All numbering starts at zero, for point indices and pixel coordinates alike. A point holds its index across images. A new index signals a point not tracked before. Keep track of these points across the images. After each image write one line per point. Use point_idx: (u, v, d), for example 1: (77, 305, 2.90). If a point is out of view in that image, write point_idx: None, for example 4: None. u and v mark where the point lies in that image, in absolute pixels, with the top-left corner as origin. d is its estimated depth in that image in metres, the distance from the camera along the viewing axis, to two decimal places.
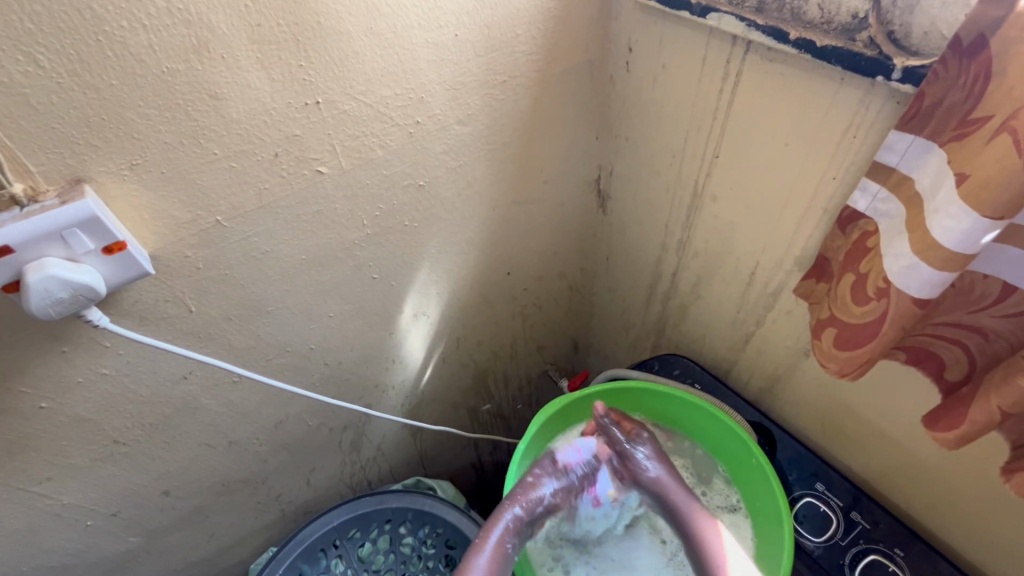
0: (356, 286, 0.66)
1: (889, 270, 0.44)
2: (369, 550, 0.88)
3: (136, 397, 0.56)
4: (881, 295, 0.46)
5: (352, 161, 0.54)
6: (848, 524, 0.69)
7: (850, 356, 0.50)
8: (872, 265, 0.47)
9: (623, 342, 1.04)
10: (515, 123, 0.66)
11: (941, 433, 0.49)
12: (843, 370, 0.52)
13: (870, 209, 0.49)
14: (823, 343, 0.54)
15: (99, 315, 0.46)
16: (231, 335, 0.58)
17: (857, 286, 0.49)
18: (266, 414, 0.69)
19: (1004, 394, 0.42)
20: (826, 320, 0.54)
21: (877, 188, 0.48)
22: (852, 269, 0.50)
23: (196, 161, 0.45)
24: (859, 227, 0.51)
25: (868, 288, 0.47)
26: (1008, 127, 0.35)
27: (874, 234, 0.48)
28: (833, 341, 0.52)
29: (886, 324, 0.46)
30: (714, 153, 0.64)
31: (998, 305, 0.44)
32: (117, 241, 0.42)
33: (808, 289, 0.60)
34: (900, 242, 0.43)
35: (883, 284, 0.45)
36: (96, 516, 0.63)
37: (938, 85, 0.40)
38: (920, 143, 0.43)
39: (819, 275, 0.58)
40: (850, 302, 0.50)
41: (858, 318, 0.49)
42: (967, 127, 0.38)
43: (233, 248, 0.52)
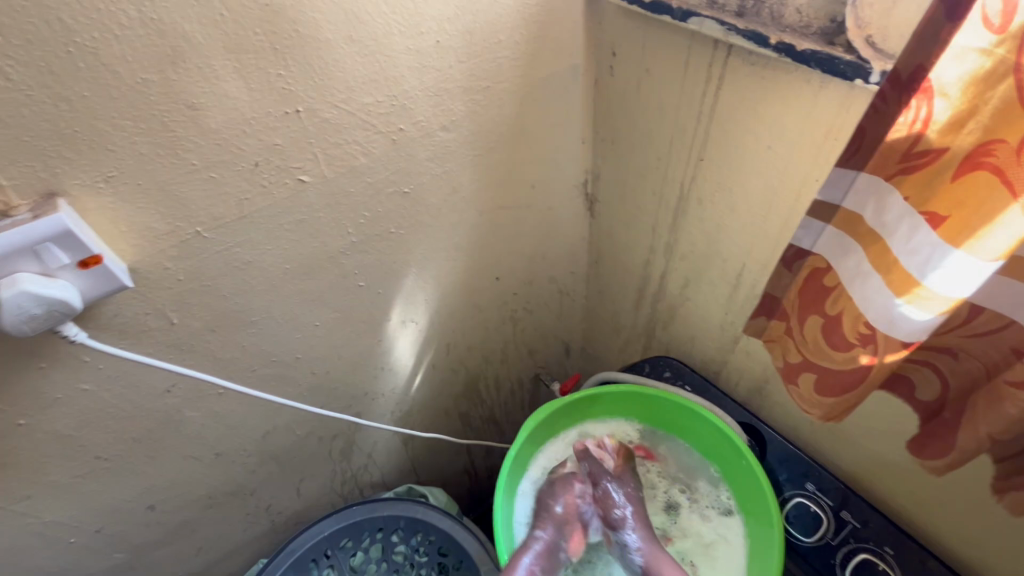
0: (343, 294, 0.65)
1: (872, 318, 0.46)
2: (361, 559, 0.88)
3: (118, 412, 0.55)
4: (866, 342, 0.47)
5: (335, 169, 0.53)
6: (838, 524, 0.69)
7: (836, 401, 0.53)
8: (840, 311, 0.49)
9: (614, 344, 1.04)
10: (500, 128, 0.65)
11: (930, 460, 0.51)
12: (829, 414, 0.55)
13: (817, 246, 0.51)
14: (805, 388, 0.56)
15: (76, 330, 0.45)
16: (215, 346, 0.57)
17: (828, 330, 0.51)
18: (253, 425, 0.69)
19: (993, 420, 0.43)
20: (801, 364, 0.56)
21: (822, 227, 0.50)
22: (816, 312, 0.52)
23: (174, 172, 0.44)
24: (808, 263, 0.53)
25: (847, 333, 0.49)
26: (978, 162, 0.36)
27: (830, 273, 0.50)
28: (817, 385, 0.54)
29: (874, 368, 0.48)
30: (699, 156, 0.64)
31: (965, 327, 0.44)
32: (93, 254, 0.41)
33: (760, 326, 0.62)
34: (876, 286, 0.44)
35: (865, 330, 0.47)
36: (80, 533, 0.62)
37: (879, 119, 0.41)
38: (864, 177, 0.44)
39: (768, 314, 0.60)
40: (827, 348, 0.51)
41: (840, 365, 0.50)
42: (912, 161, 0.40)
43: (215, 258, 0.51)
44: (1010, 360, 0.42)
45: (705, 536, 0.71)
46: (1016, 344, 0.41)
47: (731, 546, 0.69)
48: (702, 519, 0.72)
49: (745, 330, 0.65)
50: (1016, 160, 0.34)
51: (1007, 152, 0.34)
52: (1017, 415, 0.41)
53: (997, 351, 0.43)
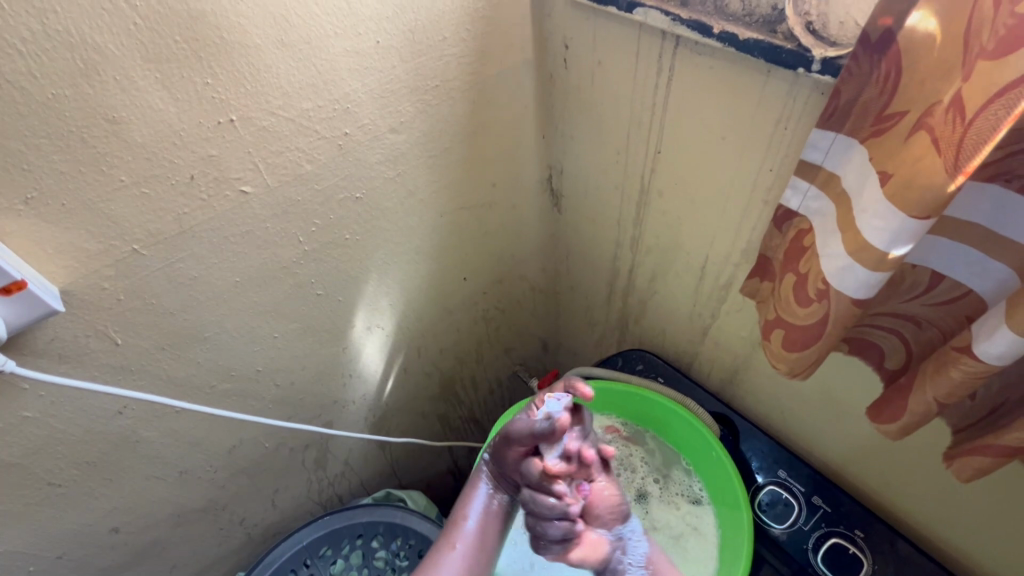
0: (300, 304, 0.64)
1: (826, 271, 0.43)
2: (342, 566, 0.86)
3: (68, 437, 0.53)
4: (821, 298, 0.44)
5: (279, 177, 0.52)
6: (810, 509, 0.69)
7: (800, 357, 0.49)
8: (811, 266, 0.45)
9: (589, 338, 1.03)
10: (454, 127, 0.64)
11: (882, 423, 0.50)
12: (794, 370, 0.51)
13: (803, 208, 0.48)
14: (771, 345, 0.52)
15: (5, 358, 0.43)
16: (168, 365, 0.56)
17: (797, 286, 0.47)
18: (217, 441, 0.67)
19: (939, 383, 0.42)
20: (771, 321, 0.52)
21: (807, 187, 0.46)
22: (791, 270, 0.48)
23: (101, 190, 0.42)
24: (794, 224, 0.49)
25: (809, 290, 0.46)
26: (923, 126, 0.35)
27: (810, 233, 0.47)
28: (781, 342, 0.50)
29: (828, 326, 0.44)
30: (656, 149, 0.63)
31: (927, 294, 0.44)
32: (15, 280, 0.40)
33: (754, 289, 0.58)
34: (834, 244, 0.42)
35: (822, 286, 0.44)
36: (40, 561, 0.60)
37: (852, 82, 0.39)
38: (842, 139, 0.42)
39: (761, 275, 0.56)
40: (793, 303, 0.48)
41: (801, 320, 0.47)
42: (884, 124, 0.38)
43: (157, 276, 0.50)
44: (965, 326, 0.43)
45: (676, 525, 0.70)
46: (972, 311, 0.42)
47: (702, 535, 0.69)
48: (673, 507, 0.72)
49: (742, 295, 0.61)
50: (948, 120, 0.33)
51: (942, 113, 0.33)
52: (960, 378, 0.40)
53: (955, 320, 0.43)
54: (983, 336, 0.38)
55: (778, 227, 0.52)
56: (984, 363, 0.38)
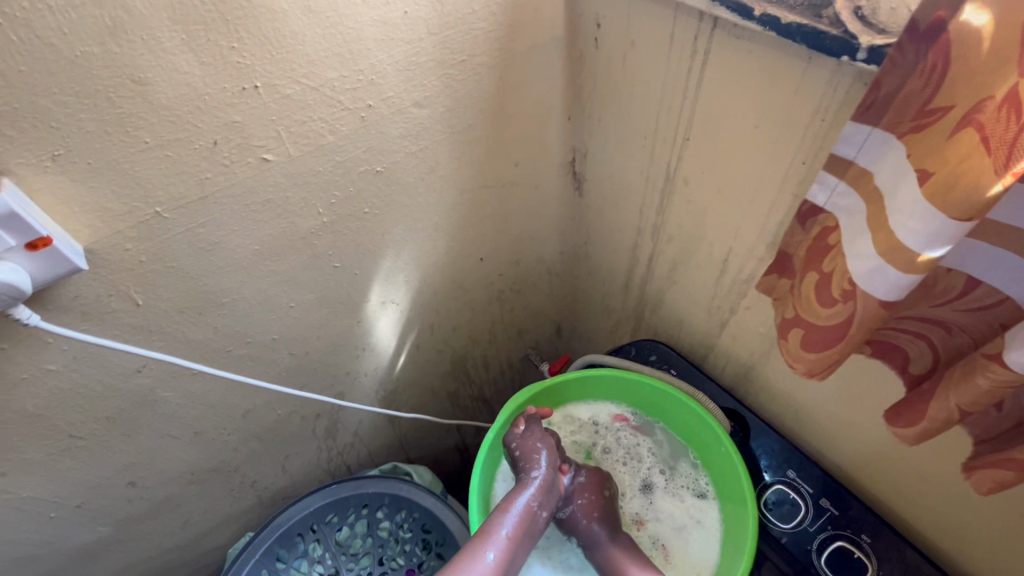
0: (317, 276, 0.64)
1: (852, 271, 0.41)
2: (347, 533, 0.90)
3: (89, 391, 0.54)
4: (847, 298, 0.42)
5: (301, 147, 0.52)
6: (817, 511, 0.69)
7: (820, 357, 0.47)
8: (836, 264, 0.44)
9: (603, 325, 1.03)
10: (479, 104, 0.63)
11: (902, 429, 0.48)
12: (812, 370, 0.49)
13: (829, 204, 0.45)
14: (788, 344, 0.51)
15: (29, 312, 0.44)
16: (186, 328, 0.57)
17: (820, 285, 0.46)
18: (232, 405, 0.69)
19: (964, 390, 0.41)
20: (788, 320, 0.50)
21: (835, 182, 0.44)
22: (814, 268, 0.47)
23: (125, 151, 0.42)
24: (818, 220, 0.47)
25: (833, 290, 0.44)
26: (970, 123, 0.33)
27: (835, 231, 0.45)
28: (800, 342, 0.49)
29: (853, 327, 0.43)
30: (685, 136, 0.61)
31: (961, 298, 0.42)
32: (41, 236, 0.40)
33: (771, 285, 0.56)
34: (862, 243, 0.40)
35: (848, 286, 0.42)
36: (60, 508, 0.63)
37: (894, 73, 0.36)
38: (878, 134, 0.39)
39: (779, 271, 0.54)
40: (815, 303, 0.46)
41: (823, 320, 0.45)
42: (926, 118, 0.36)
43: (179, 239, 0.50)
44: (998, 334, 0.41)
45: (680, 517, 0.70)
46: (1006, 319, 0.40)
47: (706, 529, 0.69)
48: (677, 499, 0.72)
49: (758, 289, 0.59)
50: (1001, 118, 0.31)
51: (993, 112, 0.32)
52: (987, 387, 0.39)
53: (987, 326, 0.42)
54: (1017, 342, 0.36)
55: (802, 221, 0.49)
56: (1015, 373, 0.37)
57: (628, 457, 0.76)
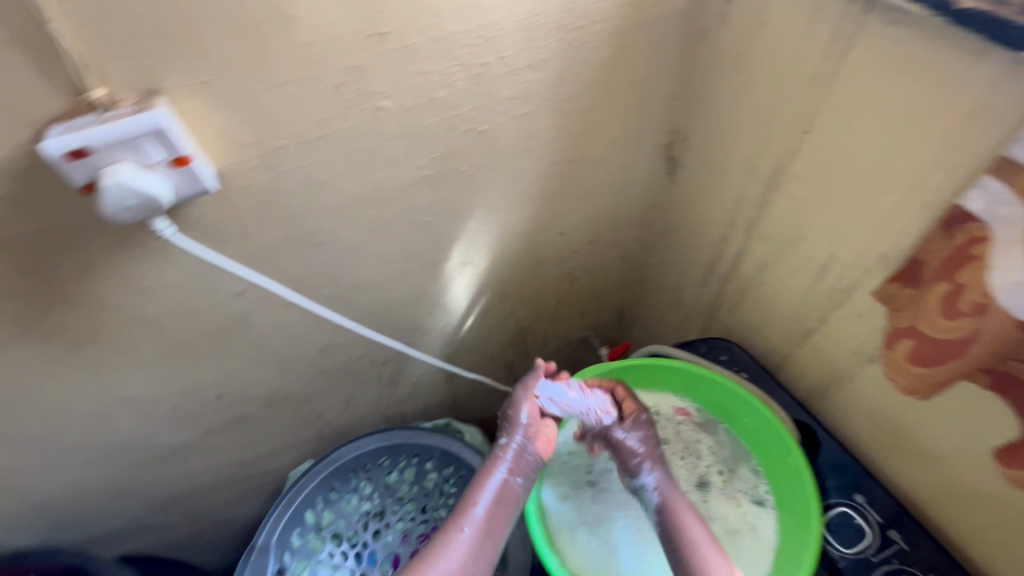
0: (407, 228, 0.66)
1: (993, 287, 0.43)
2: (396, 478, 0.95)
3: (196, 307, 0.59)
4: (979, 313, 0.44)
5: (415, 98, 0.53)
6: (882, 541, 0.65)
7: (928, 373, 0.51)
8: (970, 279, 0.45)
9: (672, 319, 1.00)
10: (588, 73, 0.61)
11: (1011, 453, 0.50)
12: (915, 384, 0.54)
13: (986, 213, 0.43)
14: (896, 354, 0.55)
15: (166, 223, 0.48)
16: (285, 261, 0.60)
17: (949, 298, 0.47)
18: (312, 339, 0.73)
19: None
20: (903, 330, 0.54)
21: (999, 189, 0.41)
22: (943, 281, 0.48)
23: (260, 84, 0.45)
24: (966, 229, 0.45)
25: (962, 304, 0.46)
26: None
27: (981, 243, 0.44)
28: (910, 354, 0.53)
29: (979, 345, 0.45)
30: (805, 127, 0.58)
31: None
32: (183, 155, 0.43)
33: (890, 292, 0.55)
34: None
35: (983, 301, 0.44)
36: (158, 408, 0.69)
37: None
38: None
39: (905, 280, 0.53)
40: (938, 316, 0.48)
41: (945, 334, 0.48)
42: None
43: (293, 175, 0.53)
44: None
45: (734, 520, 0.68)
46: None
47: (760, 537, 0.67)
48: (733, 501, 0.70)
49: (874, 295, 0.58)
50: None
51: None
52: None
53: None
54: None
55: (946, 230, 0.47)
56: None
57: (686, 451, 0.75)
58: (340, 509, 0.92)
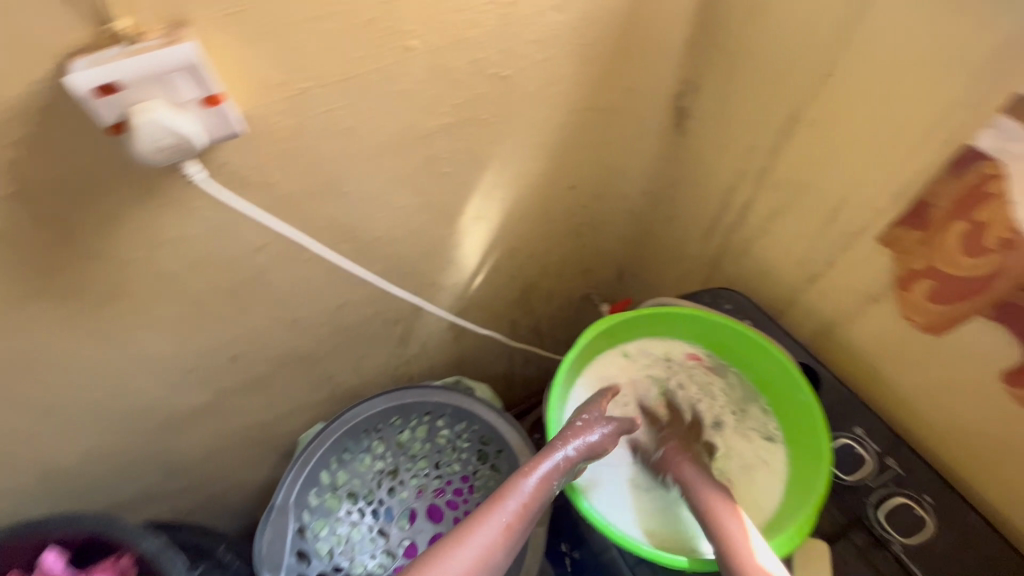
0: (427, 179, 0.65)
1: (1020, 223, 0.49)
2: (408, 436, 0.95)
3: (215, 262, 0.57)
4: (1005, 248, 0.51)
5: (445, 39, 0.51)
6: (881, 467, 0.70)
7: (941, 309, 0.60)
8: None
9: (674, 275, 1.02)
10: (613, 16, 0.61)
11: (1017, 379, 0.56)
12: (930, 324, 0.62)
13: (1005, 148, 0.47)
14: (912, 294, 0.62)
15: (197, 167, 0.47)
16: (308, 212, 0.58)
17: (970, 236, 0.54)
18: (328, 297, 0.71)
19: None
20: (920, 271, 0.60)
21: (1014, 127, 0.47)
22: (960, 219, 0.54)
23: (294, 17, 0.43)
24: (977, 168, 0.51)
25: (985, 241, 0.52)
26: None
27: (998, 180, 0.49)
28: (928, 291, 0.60)
29: (999, 278, 0.53)
30: (825, 71, 0.59)
31: None
32: (214, 93, 0.41)
33: (895, 236, 0.61)
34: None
35: (1008, 236, 0.50)
36: (173, 370, 0.67)
37: None
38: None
39: (913, 223, 0.58)
40: (959, 253, 0.55)
41: (969, 270, 0.55)
42: None
43: (320, 118, 0.51)
44: None
45: (750, 456, 0.73)
46: None
47: (773, 469, 0.71)
48: (747, 440, 0.74)
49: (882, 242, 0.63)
50: None
51: None
52: None
53: None
54: None
55: (960, 168, 0.52)
56: None
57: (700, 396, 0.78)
58: (354, 468, 0.92)
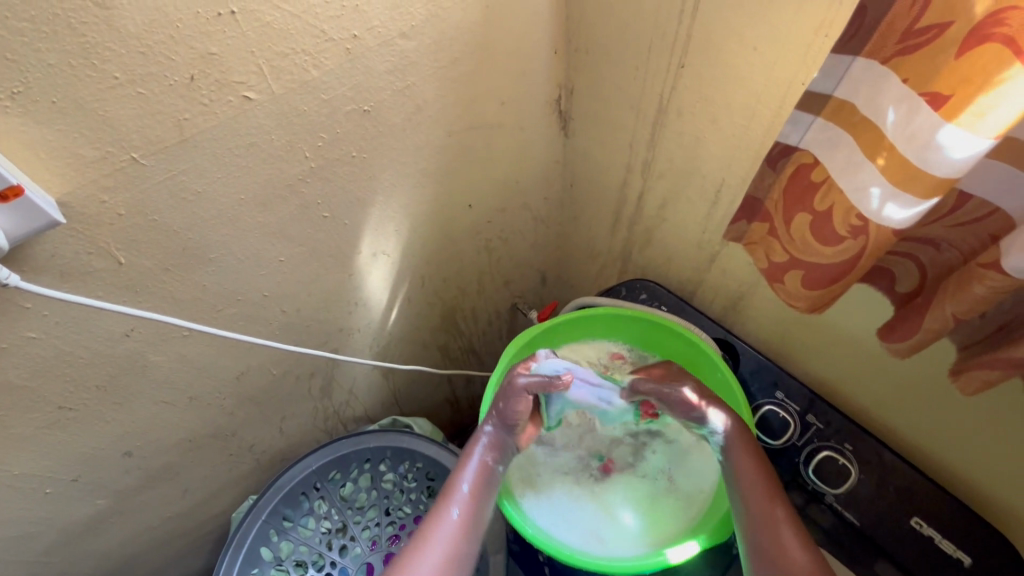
0: (307, 227, 0.61)
1: (860, 208, 0.46)
2: (351, 489, 0.90)
3: (75, 360, 0.51)
4: (856, 233, 0.48)
5: (284, 84, 0.48)
6: (804, 426, 0.74)
7: (820, 294, 0.55)
8: (830, 200, 0.49)
9: (590, 271, 1.04)
10: (465, 36, 0.60)
11: (897, 343, 0.55)
12: (812, 305, 0.57)
13: (804, 141, 0.51)
14: (789, 285, 0.58)
15: (6, 271, 0.41)
16: (174, 286, 0.54)
17: (818, 224, 0.51)
18: (225, 367, 0.66)
19: (959, 300, 0.46)
20: (785, 263, 0.57)
21: (810, 120, 0.49)
22: (802, 209, 0.52)
23: (93, 88, 0.38)
24: (794, 160, 0.53)
25: (837, 227, 0.49)
26: (983, 36, 0.34)
27: (817, 168, 0.50)
28: (801, 281, 0.55)
29: (860, 259, 0.49)
30: (679, 63, 0.61)
31: (952, 214, 0.47)
32: (11, 185, 0.37)
33: (741, 230, 0.63)
34: (867, 174, 0.44)
35: (857, 222, 0.47)
36: (55, 483, 0.60)
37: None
38: (860, 62, 0.43)
39: (750, 216, 0.61)
40: (818, 242, 0.52)
41: (826, 258, 0.51)
42: (916, 37, 0.39)
43: (159, 188, 0.46)
44: (988, 245, 0.46)
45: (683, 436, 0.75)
46: (995, 230, 0.44)
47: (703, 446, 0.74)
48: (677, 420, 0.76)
49: (731, 237, 0.66)
50: None
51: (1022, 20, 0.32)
52: (982, 293, 0.44)
53: (975, 238, 0.46)
54: (1010, 252, 0.41)
55: (772, 165, 0.56)
56: (1007, 278, 0.41)
57: None
58: (297, 536, 0.85)
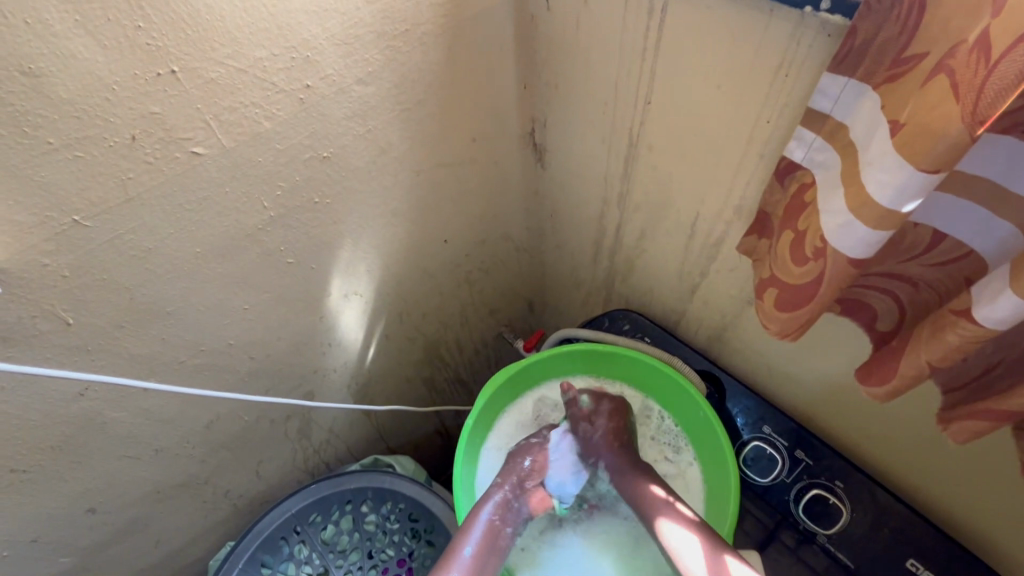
0: (271, 274, 0.60)
1: (825, 229, 0.41)
2: (333, 531, 0.87)
3: (26, 423, 0.50)
4: (818, 256, 0.43)
5: (235, 137, 0.47)
6: (793, 462, 0.71)
7: (791, 318, 0.48)
8: (810, 223, 0.44)
9: (575, 300, 1.02)
10: (428, 77, 0.59)
11: (873, 388, 0.50)
12: (783, 330, 0.50)
13: (807, 159, 0.47)
14: (764, 304, 0.52)
15: None
16: (130, 343, 0.52)
17: (795, 243, 0.46)
18: (192, 417, 0.65)
19: (935, 347, 0.42)
20: (766, 280, 0.51)
21: (812, 138, 0.46)
22: (790, 227, 0.47)
23: (26, 155, 0.38)
24: (796, 177, 0.49)
25: (806, 248, 0.44)
26: (944, 69, 0.33)
27: (812, 187, 0.46)
28: (774, 301, 0.49)
29: (823, 285, 0.44)
30: (646, 99, 0.60)
31: (929, 253, 0.44)
32: None
33: (751, 246, 0.58)
34: (836, 200, 0.41)
35: (820, 244, 0.43)
36: (13, 545, 0.58)
37: (869, 20, 0.37)
38: (852, 86, 0.41)
39: (760, 232, 0.57)
40: (790, 261, 0.47)
41: (798, 278, 0.46)
42: (899, 68, 0.37)
43: (106, 248, 0.45)
44: (964, 288, 0.43)
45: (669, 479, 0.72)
46: (972, 272, 0.42)
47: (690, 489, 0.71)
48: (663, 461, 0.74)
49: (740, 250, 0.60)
50: (972, 61, 0.30)
51: (966, 54, 0.31)
52: (956, 342, 0.40)
53: (953, 280, 0.44)
54: (985, 300, 0.37)
55: (779, 181, 0.51)
56: (982, 327, 0.38)
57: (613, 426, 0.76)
58: None
